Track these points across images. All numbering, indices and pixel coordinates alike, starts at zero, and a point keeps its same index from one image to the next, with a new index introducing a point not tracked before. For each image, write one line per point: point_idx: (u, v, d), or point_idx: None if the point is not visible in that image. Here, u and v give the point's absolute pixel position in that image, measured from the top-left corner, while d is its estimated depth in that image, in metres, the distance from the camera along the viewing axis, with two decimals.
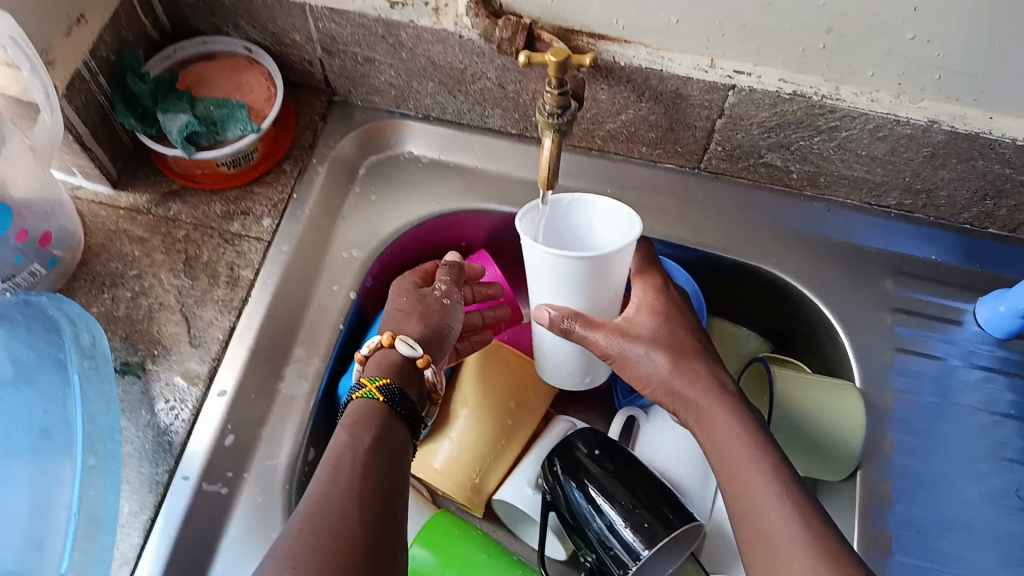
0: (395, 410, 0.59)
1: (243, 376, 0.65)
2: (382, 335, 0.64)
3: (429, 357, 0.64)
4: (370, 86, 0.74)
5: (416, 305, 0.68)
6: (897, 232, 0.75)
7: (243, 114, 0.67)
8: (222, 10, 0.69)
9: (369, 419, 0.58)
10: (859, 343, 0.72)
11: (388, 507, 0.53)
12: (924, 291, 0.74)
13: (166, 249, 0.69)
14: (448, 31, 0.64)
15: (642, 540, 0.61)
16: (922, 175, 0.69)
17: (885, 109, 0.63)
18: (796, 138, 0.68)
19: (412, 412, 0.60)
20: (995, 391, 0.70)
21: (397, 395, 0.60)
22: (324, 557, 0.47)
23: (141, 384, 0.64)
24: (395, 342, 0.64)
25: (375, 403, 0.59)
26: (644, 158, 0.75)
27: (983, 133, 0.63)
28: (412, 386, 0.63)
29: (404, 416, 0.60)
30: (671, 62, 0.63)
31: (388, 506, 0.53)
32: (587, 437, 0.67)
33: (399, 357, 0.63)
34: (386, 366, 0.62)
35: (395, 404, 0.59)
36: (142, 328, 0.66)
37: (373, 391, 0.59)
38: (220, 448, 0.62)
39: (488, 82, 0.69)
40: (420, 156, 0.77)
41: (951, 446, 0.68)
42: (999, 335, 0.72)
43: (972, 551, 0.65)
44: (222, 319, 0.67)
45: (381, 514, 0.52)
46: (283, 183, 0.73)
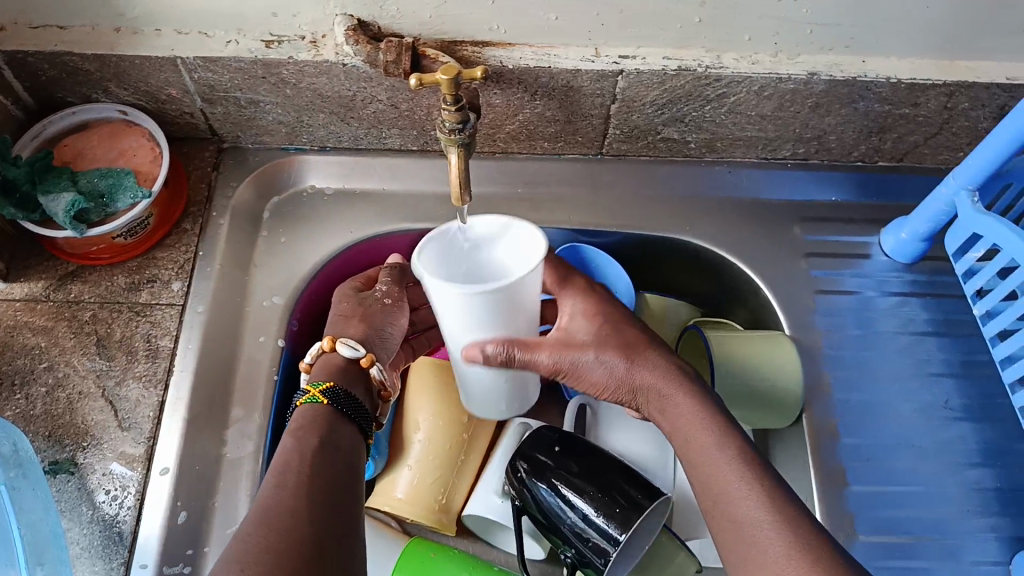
0: (342, 411, 0.58)
1: (184, 449, 0.62)
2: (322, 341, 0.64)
3: (373, 356, 0.63)
4: (259, 127, 0.72)
5: (357, 309, 0.67)
6: (796, 180, 0.78)
7: (130, 181, 0.65)
8: (86, 78, 0.66)
9: (314, 424, 0.56)
10: (781, 294, 0.75)
11: (346, 518, 0.51)
12: (833, 232, 0.77)
13: (75, 333, 0.66)
14: (330, 61, 0.63)
15: (616, 525, 0.62)
16: (811, 125, 0.72)
17: (767, 69, 0.65)
18: (688, 111, 0.69)
19: (362, 411, 0.60)
20: (911, 313, 0.74)
21: (342, 397, 0.59)
22: (270, 553, 0.46)
23: (76, 480, 0.60)
24: (337, 346, 0.63)
25: (321, 407, 0.58)
26: (548, 152, 0.76)
27: (860, 76, 0.66)
28: (358, 386, 0.62)
29: (353, 417, 0.59)
30: (557, 57, 0.64)
31: (346, 517, 0.51)
32: (545, 437, 0.67)
33: (343, 360, 0.63)
34: (330, 369, 0.62)
35: (342, 406, 0.58)
36: (65, 422, 0.62)
37: (318, 394, 0.58)
38: (175, 528, 0.60)
39: (381, 105, 0.68)
40: (323, 189, 0.76)
41: (882, 372, 0.72)
42: (905, 261, 0.76)
43: (918, 467, 0.68)
44: (149, 395, 0.64)
45: (334, 517, 0.50)
46: (187, 242, 0.70)
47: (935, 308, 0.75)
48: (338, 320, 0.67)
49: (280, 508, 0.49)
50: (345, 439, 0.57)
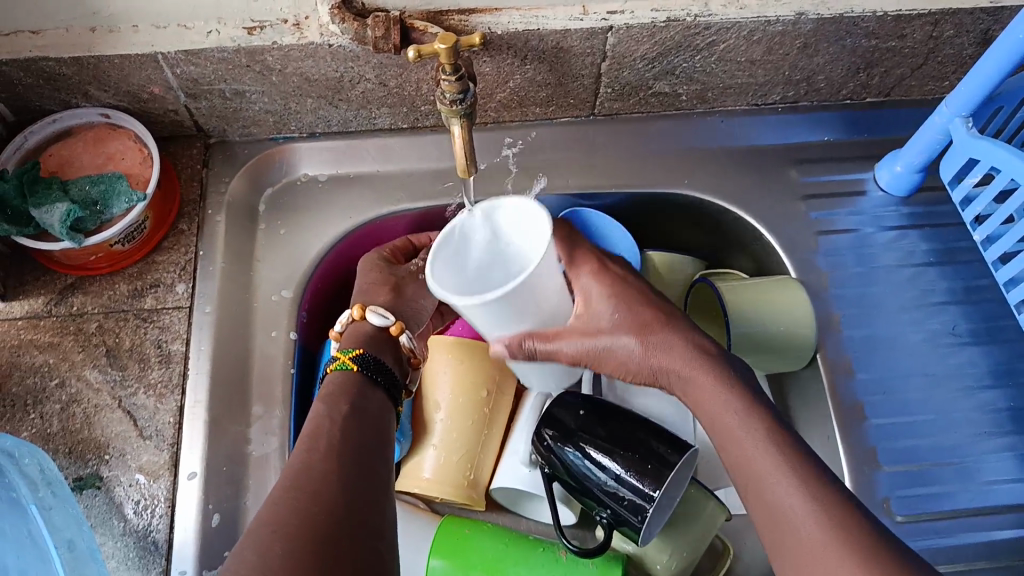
0: (372, 375, 0.59)
1: (209, 452, 0.61)
2: (352, 310, 0.67)
3: (401, 324, 0.67)
4: (246, 119, 0.70)
5: (386, 280, 0.70)
6: (788, 124, 0.78)
7: (123, 185, 0.64)
8: (64, 83, 0.63)
9: (344, 389, 0.58)
10: (785, 239, 0.75)
11: (371, 482, 0.51)
12: (828, 172, 0.78)
13: (82, 346, 0.64)
14: (315, 43, 0.62)
15: (649, 482, 0.62)
16: (800, 66, 0.72)
17: (755, 14, 0.65)
18: (679, 63, 0.69)
19: (388, 374, 0.61)
20: (911, 245, 0.75)
21: (372, 361, 0.60)
22: (301, 515, 0.46)
23: (103, 494, 0.59)
24: (366, 315, 0.66)
25: (352, 373, 0.59)
26: (540, 118, 0.75)
27: (848, 12, 0.66)
28: (387, 353, 0.65)
29: (382, 381, 0.60)
30: (546, 18, 0.63)
31: (369, 478, 0.51)
32: (570, 402, 0.67)
33: (371, 328, 0.66)
34: (359, 337, 0.65)
35: (370, 369, 0.59)
36: (84, 437, 0.61)
37: (347, 360, 0.59)
38: (209, 531, 0.59)
39: (369, 84, 0.67)
40: (316, 177, 0.74)
41: (890, 305, 0.73)
42: (901, 194, 0.76)
43: (934, 394, 0.70)
44: (167, 401, 0.63)
45: (362, 483, 0.50)
46: (186, 243, 0.69)
47: (934, 238, 0.76)
48: (367, 290, 0.69)
49: (313, 473, 0.49)
50: (372, 403, 0.58)
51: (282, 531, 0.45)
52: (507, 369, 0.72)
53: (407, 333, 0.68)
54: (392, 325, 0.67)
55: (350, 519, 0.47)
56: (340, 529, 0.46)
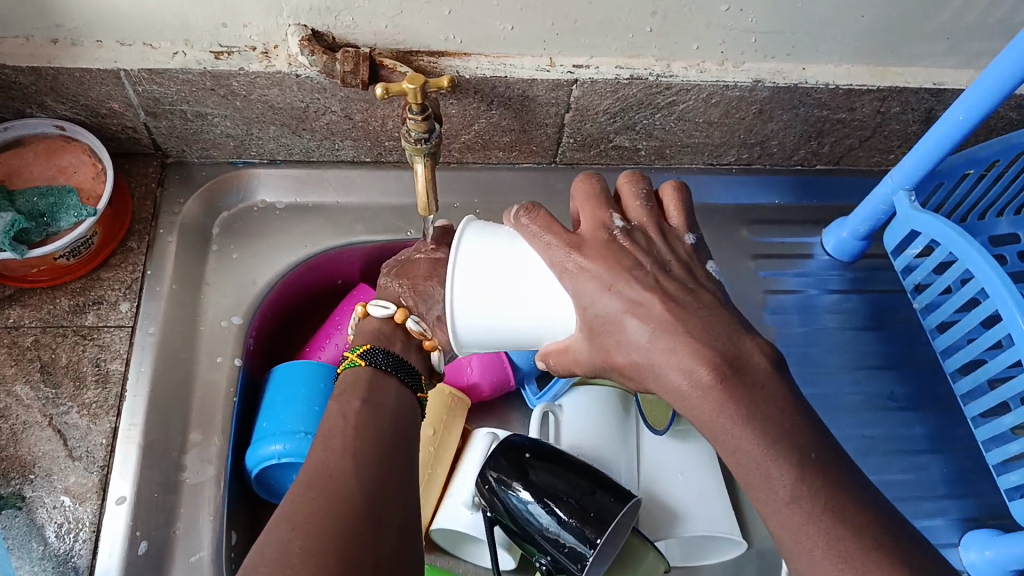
0: (384, 367, 0.56)
1: (142, 476, 0.60)
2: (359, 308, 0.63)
3: (406, 310, 0.60)
4: (206, 141, 0.70)
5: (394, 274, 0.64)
6: (742, 185, 0.80)
7: (73, 199, 0.63)
8: (21, 92, 0.62)
9: (354, 386, 0.55)
10: (734, 295, 0.77)
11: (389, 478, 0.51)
12: (776, 234, 0.80)
13: (15, 360, 0.62)
14: (284, 73, 0.62)
15: (591, 531, 0.62)
16: (755, 130, 0.74)
17: (714, 78, 0.67)
18: (640, 119, 0.71)
19: (404, 367, 0.58)
20: (853, 309, 0.78)
21: (382, 354, 0.57)
22: (323, 515, 0.46)
23: (24, 515, 0.57)
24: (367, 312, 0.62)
25: (361, 369, 0.56)
26: (502, 162, 0.76)
27: (801, 83, 0.68)
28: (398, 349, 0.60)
29: (397, 372, 0.57)
30: (513, 67, 0.64)
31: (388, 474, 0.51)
32: (518, 444, 0.67)
33: (376, 322, 0.61)
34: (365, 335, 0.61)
35: (380, 363, 0.56)
36: (9, 455, 0.59)
37: (354, 357, 0.57)
38: (135, 559, 0.57)
39: (334, 116, 0.67)
40: (274, 204, 0.74)
41: (831, 365, 0.75)
42: (845, 260, 0.79)
43: (869, 455, 0.72)
44: (102, 422, 0.61)
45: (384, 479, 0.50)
46: (134, 261, 0.67)
47: (874, 304, 0.78)
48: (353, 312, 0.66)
49: (328, 470, 0.49)
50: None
51: (303, 527, 0.46)
52: (456, 410, 0.73)
53: (415, 318, 0.61)
54: (395, 312, 0.60)
55: (373, 512, 0.48)
56: (365, 524, 0.47)
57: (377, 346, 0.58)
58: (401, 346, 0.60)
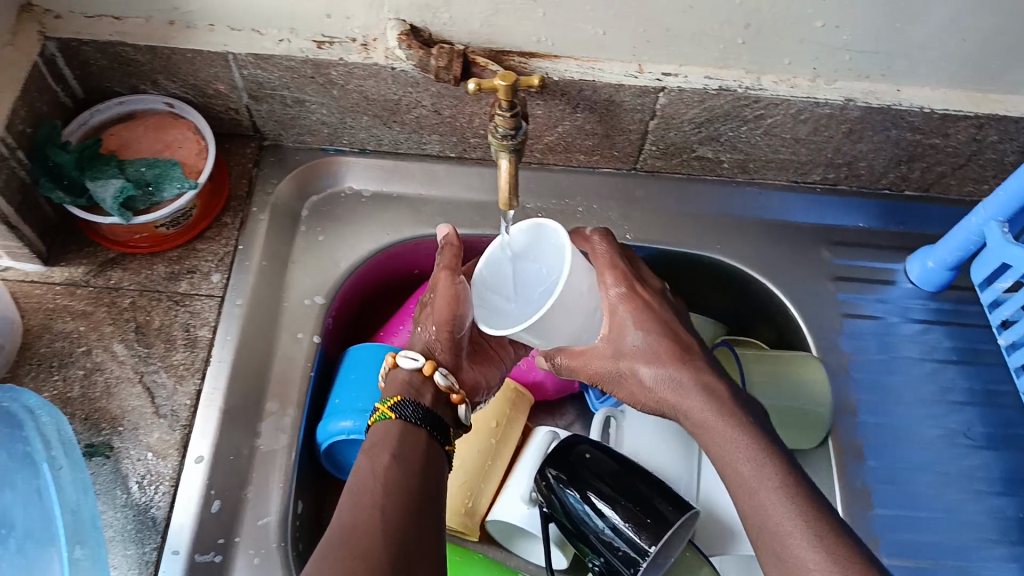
0: (413, 423, 0.57)
1: (220, 439, 0.63)
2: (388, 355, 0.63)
3: (434, 363, 0.60)
4: (302, 127, 0.73)
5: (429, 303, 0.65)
6: (826, 205, 0.79)
7: (177, 172, 0.66)
8: (136, 68, 0.67)
9: (383, 441, 0.56)
10: (810, 315, 0.76)
11: (415, 531, 0.51)
12: (859, 257, 0.78)
13: (113, 319, 0.66)
14: (380, 65, 0.64)
15: (646, 537, 0.62)
16: (843, 150, 0.73)
17: (805, 94, 0.67)
18: (725, 130, 0.71)
19: (436, 420, 0.58)
20: (935, 341, 0.75)
21: (412, 407, 0.57)
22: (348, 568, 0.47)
23: (110, 463, 0.61)
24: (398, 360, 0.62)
25: (390, 422, 0.57)
26: (583, 165, 0.77)
27: (894, 104, 0.67)
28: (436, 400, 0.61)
29: (428, 428, 0.57)
30: (601, 71, 0.65)
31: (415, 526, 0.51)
32: (579, 444, 0.68)
33: (404, 373, 0.61)
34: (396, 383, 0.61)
35: (410, 418, 0.57)
36: (101, 406, 0.63)
37: (385, 410, 0.58)
38: (208, 516, 0.61)
39: (424, 110, 0.69)
40: (361, 191, 0.77)
41: (906, 396, 0.73)
42: (930, 289, 0.77)
43: (941, 493, 0.69)
44: (187, 384, 0.65)
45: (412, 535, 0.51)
46: (227, 235, 0.71)
47: (958, 336, 0.76)
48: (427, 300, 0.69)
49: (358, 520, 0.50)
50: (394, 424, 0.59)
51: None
52: (520, 406, 0.74)
53: (444, 371, 0.61)
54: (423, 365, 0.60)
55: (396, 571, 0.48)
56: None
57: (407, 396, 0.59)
58: (431, 398, 0.60)
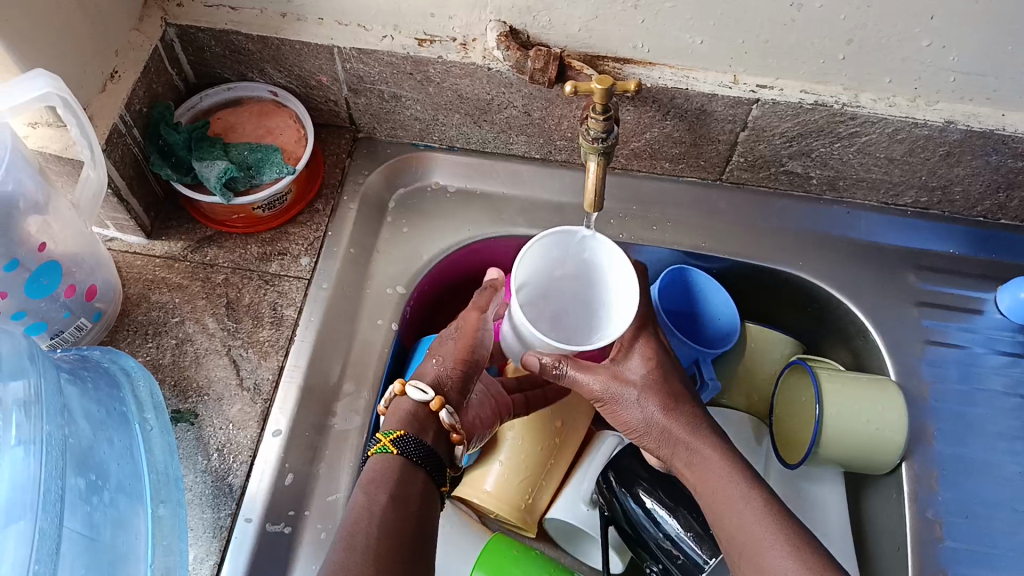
0: (414, 460, 0.57)
1: (297, 415, 0.65)
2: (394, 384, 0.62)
3: (441, 400, 0.60)
4: (395, 121, 0.76)
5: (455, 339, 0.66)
6: (915, 228, 0.77)
7: (277, 157, 0.69)
8: (247, 57, 0.70)
9: (384, 476, 0.56)
10: (891, 339, 0.74)
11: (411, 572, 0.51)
12: (947, 284, 0.76)
13: (206, 293, 0.69)
14: (477, 64, 0.66)
15: (705, 549, 0.63)
16: (938, 173, 0.71)
17: (903, 113, 0.65)
18: (817, 146, 0.70)
19: (433, 459, 0.58)
20: (1021, 375, 0.73)
21: (414, 443, 0.57)
22: None
23: (194, 430, 0.64)
24: (407, 390, 0.60)
25: (391, 456, 0.57)
26: (668, 173, 0.77)
27: (998, 129, 0.65)
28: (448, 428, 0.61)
29: (424, 467, 0.58)
30: (696, 80, 0.65)
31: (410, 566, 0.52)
32: (642, 451, 0.68)
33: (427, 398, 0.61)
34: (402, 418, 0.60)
35: (411, 455, 0.57)
36: (189, 375, 0.66)
37: (387, 444, 0.57)
38: (281, 488, 0.63)
39: (515, 111, 0.71)
40: (446, 186, 0.79)
41: (986, 430, 0.71)
42: (1020, 322, 0.74)
43: (1018, 532, 0.67)
44: (271, 360, 0.67)
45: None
46: (318, 221, 0.74)
47: None
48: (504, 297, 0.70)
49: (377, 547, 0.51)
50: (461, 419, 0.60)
51: None
52: (583, 406, 0.73)
53: (450, 410, 0.60)
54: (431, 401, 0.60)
55: None
56: None
57: (410, 431, 0.58)
58: (432, 433, 0.60)
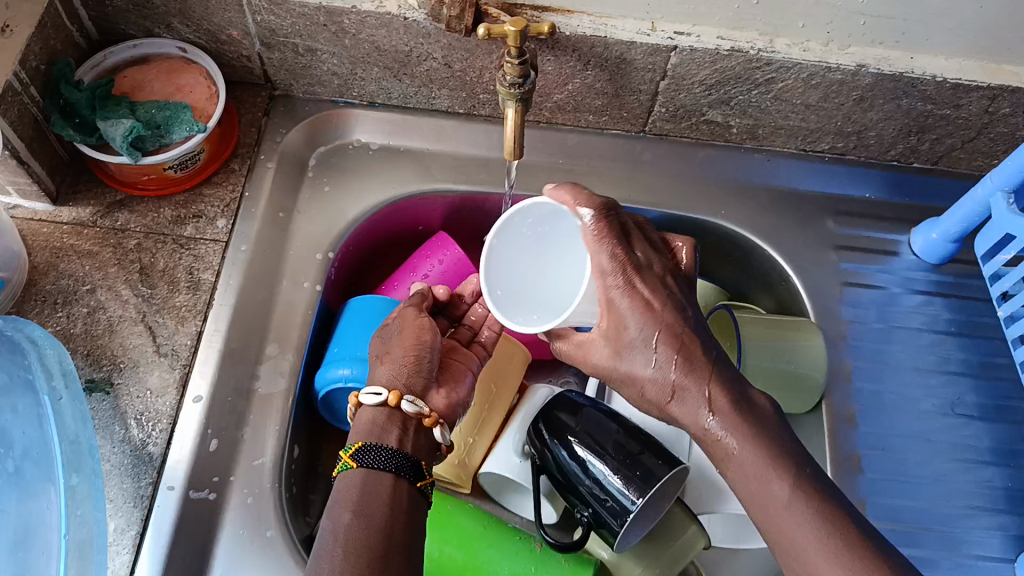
0: (380, 468, 0.55)
1: (218, 380, 0.64)
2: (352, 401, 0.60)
3: (398, 394, 0.57)
4: (312, 77, 0.73)
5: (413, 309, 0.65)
6: (833, 174, 0.79)
7: (187, 114, 0.67)
8: (152, 11, 0.67)
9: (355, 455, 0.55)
10: (810, 283, 0.76)
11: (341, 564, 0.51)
12: (864, 228, 0.78)
13: (118, 260, 0.67)
14: (393, 14, 0.64)
15: (634, 488, 0.62)
16: (853, 119, 0.73)
17: (817, 57, 0.66)
18: (736, 93, 0.70)
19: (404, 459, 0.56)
20: (934, 311, 0.75)
21: (376, 452, 0.55)
22: None
23: (110, 400, 0.62)
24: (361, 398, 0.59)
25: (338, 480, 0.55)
26: (592, 126, 0.77)
27: (908, 72, 0.67)
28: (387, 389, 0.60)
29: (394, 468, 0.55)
30: (614, 28, 0.65)
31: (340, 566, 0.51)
32: (569, 400, 0.68)
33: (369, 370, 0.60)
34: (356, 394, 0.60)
35: (373, 463, 0.54)
36: (103, 343, 0.64)
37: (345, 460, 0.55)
38: (206, 454, 0.61)
39: (434, 63, 0.69)
40: (368, 144, 0.77)
41: (901, 365, 0.73)
42: (932, 261, 0.77)
43: (932, 461, 0.70)
44: (188, 326, 0.65)
45: None
46: (233, 182, 0.71)
47: (959, 309, 0.76)
48: None
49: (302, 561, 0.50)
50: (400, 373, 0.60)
51: None
52: (513, 357, 0.74)
53: (410, 398, 0.58)
54: (386, 399, 0.57)
55: None
56: None
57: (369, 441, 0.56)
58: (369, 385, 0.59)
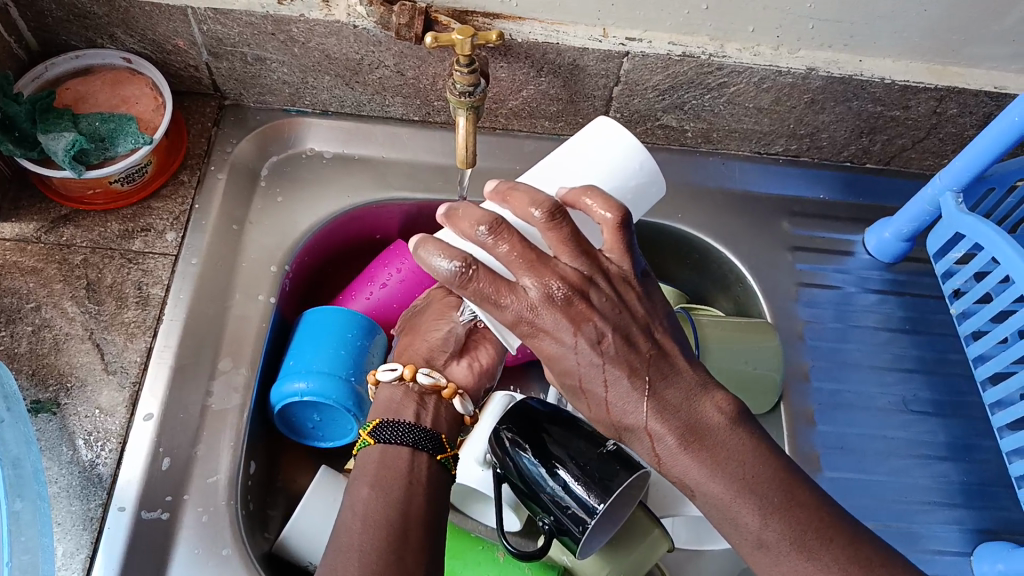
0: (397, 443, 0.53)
1: (170, 398, 0.62)
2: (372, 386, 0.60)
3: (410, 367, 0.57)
4: (263, 86, 0.72)
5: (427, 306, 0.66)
6: (787, 176, 0.79)
7: (132, 127, 0.66)
8: (93, 21, 0.65)
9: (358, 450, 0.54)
10: (767, 285, 0.76)
11: None
12: (819, 229, 0.79)
13: (63, 276, 0.65)
14: (342, 22, 0.63)
15: (595, 494, 0.61)
16: (805, 121, 0.73)
17: (767, 61, 0.67)
18: (689, 98, 0.71)
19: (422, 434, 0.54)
20: (888, 310, 0.76)
21: (392, 427, 0.54)
22: None
23: (58, 420, 0.60)
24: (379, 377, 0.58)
25: None
26: (548, 132, 0.77)
27: (857, 75, 0.67)
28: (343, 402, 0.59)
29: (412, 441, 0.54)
30: (565, 34, 0.65)
31: None
32: (530, 407, 0.68)
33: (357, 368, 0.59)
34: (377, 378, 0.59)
35: (387, 439, 0.54)
36: (49, 362, 0.62)
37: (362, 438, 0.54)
38: (158, 473, 0.60)
39: (387, 71, 0.69)
40: (322, 153, 0.76)
41: (858, 364, 0.74)
42: (886, 261, 0.78)
43: (890, 458, 0.70)
44: (137, 342, 0.64)
45: None
46: (183, 194, 0.70)
47: (912, 307, 0.77)
48: None
49: None
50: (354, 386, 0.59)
51: None
52: None
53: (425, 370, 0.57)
54: (400, 372, 0.57)
55: None
56: None
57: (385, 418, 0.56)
58: None
